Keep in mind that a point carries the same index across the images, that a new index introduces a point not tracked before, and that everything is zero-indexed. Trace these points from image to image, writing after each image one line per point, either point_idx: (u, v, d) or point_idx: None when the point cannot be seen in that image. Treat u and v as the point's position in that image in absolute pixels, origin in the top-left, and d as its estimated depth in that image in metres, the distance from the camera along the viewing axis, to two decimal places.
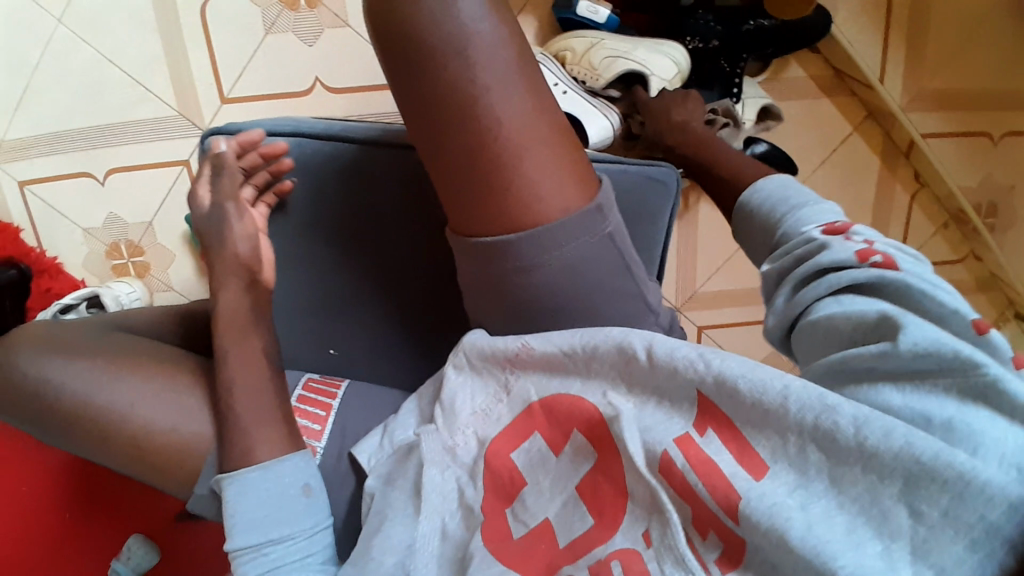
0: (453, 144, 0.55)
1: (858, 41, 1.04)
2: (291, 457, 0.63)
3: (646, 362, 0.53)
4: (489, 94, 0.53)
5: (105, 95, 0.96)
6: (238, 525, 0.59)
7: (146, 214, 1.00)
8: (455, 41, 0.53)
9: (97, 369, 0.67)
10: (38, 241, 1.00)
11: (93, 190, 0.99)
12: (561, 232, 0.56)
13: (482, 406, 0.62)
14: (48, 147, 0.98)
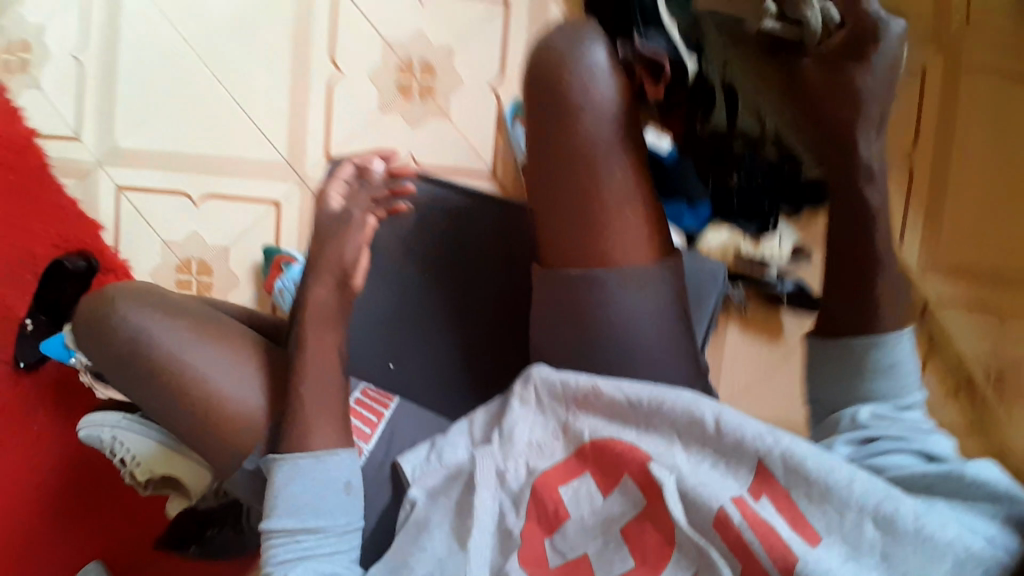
0: (563, 194, 0.62)
1: (884, 203, 1.08)
2: (341, 453, 0.65)
3: (713, 429, 0.57)
4: (606, 156, 0.61)
5: (223, 130, 1.07)
6: (280, 508, 0.62)
7: (225, 241, 1.06)
8: (592, 112, 0.60)
9: (188, 336, 0.69)
10: (115, 241, 1.05)
11: (183, 208, 1.06)
12: (641, 284, 0.64)
13: (538, 438, 0.64)
14: (155, 162, 1.06)
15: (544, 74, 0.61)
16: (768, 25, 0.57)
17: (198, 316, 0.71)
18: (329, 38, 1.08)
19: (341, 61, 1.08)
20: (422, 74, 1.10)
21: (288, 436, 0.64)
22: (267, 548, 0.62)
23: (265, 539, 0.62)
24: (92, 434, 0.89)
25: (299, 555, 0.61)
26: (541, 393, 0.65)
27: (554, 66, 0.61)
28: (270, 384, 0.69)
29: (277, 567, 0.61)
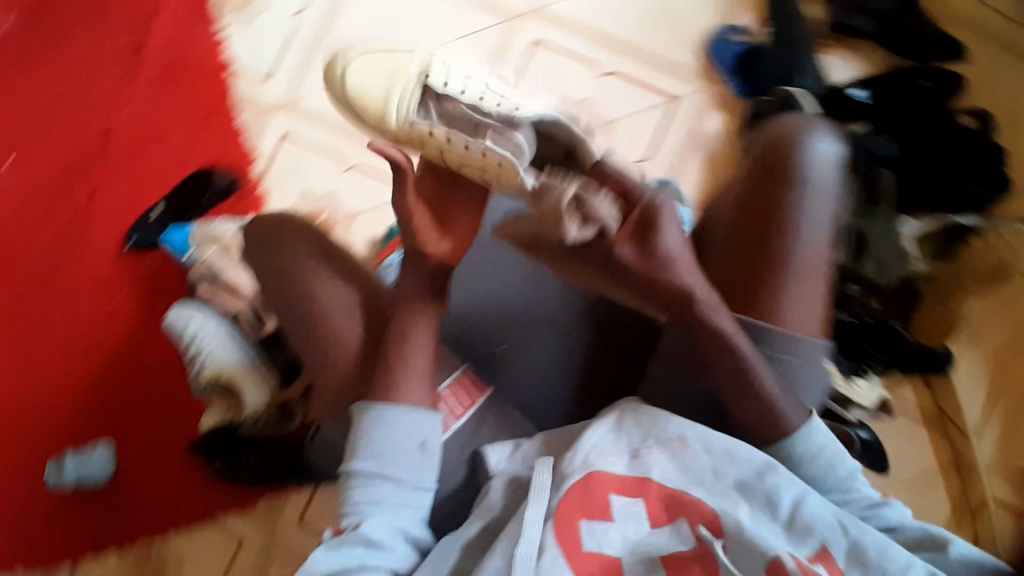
0: (750, 244, 0.65)
1: (968, 390, 0.94)
2: (418, 413, 0.68)
3: (788, 512, 0.58)
4: (805, 231, 0.64)
5: None
6: (363, 450, 0.67)
7: (356, 207, 1.13)
8: (813, 189, 0.64)
9: (326, 276, 0.77)
10: (263, 171, 1.13)
11: (332, 167, 1.14)
12: (785, 347, 0.64)
13: (607, 452, 0.62)
14: (324, 121, 1.15)
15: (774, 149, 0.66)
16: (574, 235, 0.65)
17: (337, 265, 0.78)
18: (512, 71, 1.09)
19: None
20: (582, 126, 1.08)
21: (377, 381, 0.70)
22: (348, 485, 0.68)
23: (347, 480, 0.68)
24: (178, 318, 1.01)
25: (374, 502, 0.66)
26: (626, 416, 0.64)
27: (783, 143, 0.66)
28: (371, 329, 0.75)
29: (353, 509, 0.66)
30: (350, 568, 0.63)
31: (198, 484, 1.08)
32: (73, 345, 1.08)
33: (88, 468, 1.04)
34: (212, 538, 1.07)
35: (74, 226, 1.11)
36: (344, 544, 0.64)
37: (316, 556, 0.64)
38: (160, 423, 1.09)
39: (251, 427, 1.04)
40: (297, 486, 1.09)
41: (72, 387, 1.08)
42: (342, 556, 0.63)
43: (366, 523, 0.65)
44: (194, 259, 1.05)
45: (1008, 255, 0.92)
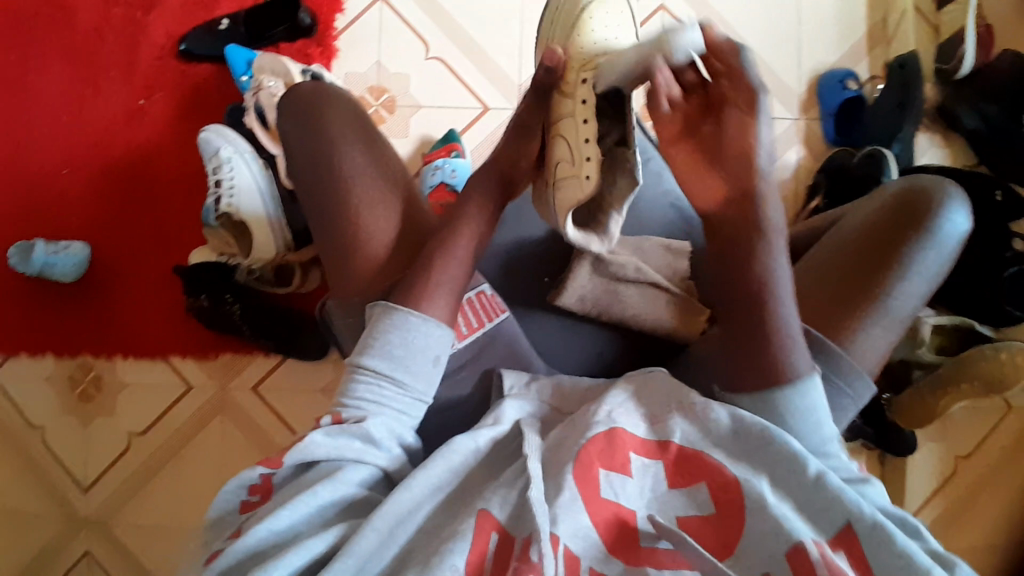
0: (859, 270, 0.68)
1: (915, 476, 1.02)
2: (437, 327, 0.62)
3: (811, 481, 0.55)
4: (910, 278, 0.68)
5: (491, 22, 1.08)
6: (375, 348, 0.61)
7: (423, 99, 1.07)
8: (935, 246, 0.68)
9: (370, 163, 0.68)
10: (345, 29, 1.07)
11: (415, 50, 1.07)
12: (849, 377, 0.67)
13: (632, 414, 0.61)
14: (421, 1, 1.08)
15: (915, 197, 0.69)
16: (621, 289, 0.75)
17: (376, 154, 0.69)
18: None
19: None
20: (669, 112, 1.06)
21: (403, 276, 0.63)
22: (349, 381, 0.61)
23: (353, 372, 0.62)
24: (209, 142, 0.95)
25: (379, 402, 0.60)
26: (652, 388, 0.64)
27: (928, 198, 0.69)
28: (407, 227, 0.68)
29: (356, 402, 0.60)
30: (345, 459, 0.57)
31: (162, 313, 1.03)
32: (93, 130, 1.05)
33: (56, 264, 0.98)
34: (161, 373, 1.04)
35: (134, 12, 1.06)
36: (343, 434, 0.58)
37: (312, 439, 0.57)
38: (143, 241, 1.04)
39: (245, 276, 0.99)
40: (263, 352, 1.04)
41: (75, 169, 1.04)
42: (340, 445, 0.57)
43: (368, 420, 0.59)
44: (250, 86, 0.98)
45: (1010, 371, 0.88)
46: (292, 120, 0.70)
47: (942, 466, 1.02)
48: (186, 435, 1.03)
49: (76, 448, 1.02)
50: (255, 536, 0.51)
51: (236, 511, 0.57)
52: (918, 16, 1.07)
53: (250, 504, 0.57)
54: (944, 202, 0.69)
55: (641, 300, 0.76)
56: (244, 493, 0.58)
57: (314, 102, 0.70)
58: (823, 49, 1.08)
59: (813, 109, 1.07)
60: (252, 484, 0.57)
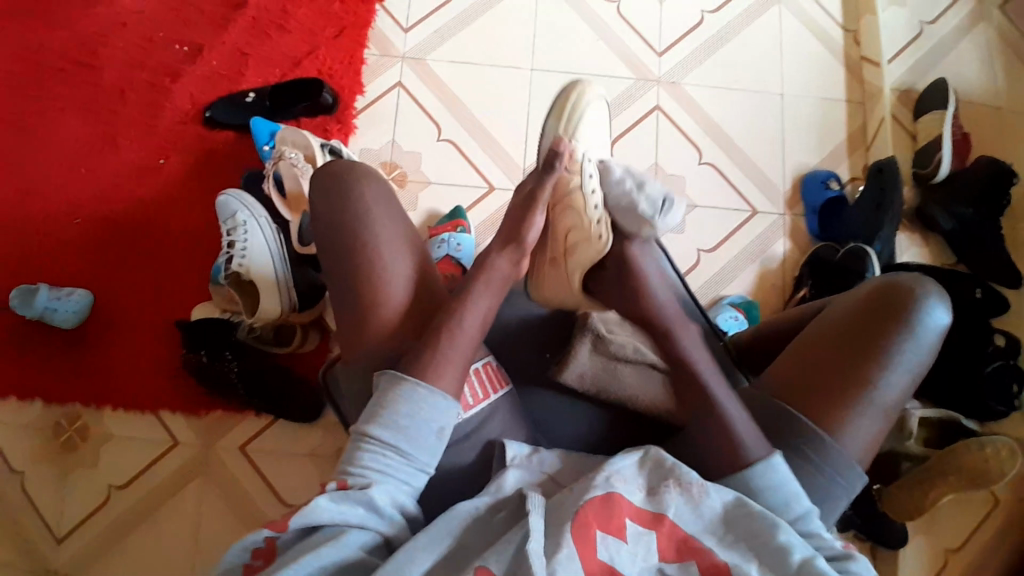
0: (843, 359, 0.71)
1: (906, 571, 1.00)
2: (444, 400, 0.64)
3: (797, 566, 0.57)
4: (893, 370, 0.70)
5: (500, 110, 1.16)
6: (382, 419, 0.63)
7: (432, 175, 1.13)
8: (916, 339, 0.70)
9: (396, 241, 0.71)
10: (365, 109, 1.15)
11: (428, 131, 1.15)
12: (838, 466, 0.69)
13: (630, 482, 0.62)
14: (437, 88, 1.16)
15: (896, 291, 0.72)
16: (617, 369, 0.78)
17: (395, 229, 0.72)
18: (620, 128, 1.15)
19: (616, 147, 1.14)
20: None
21: None
22: (356, 449, 0.62)
23: (357, 441, 0.63)
24: (227, 206, 0.98)
25: (381, 470, 0.61)
26: (648, 461, 0.64)
27: (908, 293, 0.71)
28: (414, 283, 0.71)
29: (361, 470, 0.61)
30: (349, 524, 0.57)
31: (156, 365, 1.04)
32: (113, 186, 1.09)
33: (58, 309, 1.00)
34: (148, 426, 1.03)
35: (166, 81, 1.14)
36: (348, 499, 0.58)
37: (318, 503, 0.57)
38: (147, 293, 1.06)
39: (245, 334, 1.01)
40: (254, 412, 1.04)
41: (90, 221, 1.08)
42: (344, 511, 0.57)
43: (373, 486, 0.59)
44: (271, 156, 1.04)
45: (993, 466, 0.90)
46: (321, 193, 0.72)
47: (933, 560, 1.00)
48: (167, 491, 1.00)
49: (50, 498, 0.99)
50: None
51: (236, 572, 0.57)
52: (897, 124, 1.16)
53: (252, 569, 0.57)
54: (923, 296, 0.71)
55: (637, 377, 0.78)
56: (246, 558, 0.57)
57: (339, 173, 0.73)
58: (806, 151, 1.16)
59: (798, 205, 1.14)
60: (254, 547, 0.56)
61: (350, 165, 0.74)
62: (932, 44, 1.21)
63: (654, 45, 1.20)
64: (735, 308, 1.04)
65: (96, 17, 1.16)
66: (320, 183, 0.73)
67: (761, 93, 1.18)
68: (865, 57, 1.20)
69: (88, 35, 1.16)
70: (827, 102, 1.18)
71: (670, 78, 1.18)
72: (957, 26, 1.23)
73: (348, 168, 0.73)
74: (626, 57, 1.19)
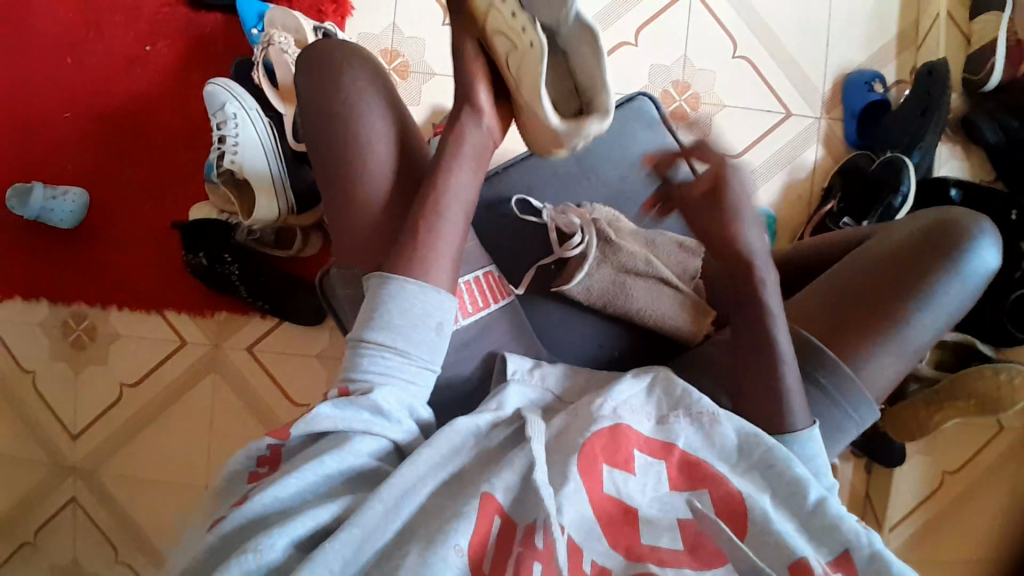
0: (877, 294, 0.67)
1: (902, 487, 1.02)
2: (440, 294, 0.60)
3: (811, 507, 0.57)
4: (928, 309, 0.66)
5: None
6: (380, 319, 0.58)
7: (437, 66, 1.04)
8: (957, 281, 0.66)
9: (385, 133, 0.66)
10: None
11: (433, 16, 1.04)
12: (853, 400, 0.66)
13: (636, 410, 0.63)
14: None
15: (945, 229, 0.67)
16: (625, 295, 0.75)
17: (383, 120, 0.66)
18: (647, 16, 1.04)
19: (641, 37, 1.03)
20: (689, 100, 1.03)
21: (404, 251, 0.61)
22: (356, 354, 0.58)
23: (355, 347, 0.59)
24: (215, 96, 0.93)
25: (383, 373, 0.57)
26: (658, 385, 0.65)
27: (957, 232, 0.67)
28: (404, 180, 0.67)
29: (362, 375, 0.57)
30: (352, 431, 0.55)
31: (157, 266, 1.02)
32: (94, 72, 1.01)
33: (53, 211, 0.96)
34: (154, 327, 1.03)
35: None
36: (350, 405, 0.56)
37: (320, 410, 0.55)
38: (141, 192, 1.01)
39: (244, 236, 0.99)
40: (258, 313, 1.03)
41: (75, 112, 1.01)
42: (347, 416, 0.55)
43: (375, 390, 0.56)
44: (259, 40, 0.96)
45: (1005, 394, 0.88)
46: (309, 84, 0.67)
47: (930, 476, 1.02)
48: (178, 390, 1.02)
49: (66, 395, 1.02)
50: (258, 504, 0.50)
51: (240, 479, 0.55)
52: (951, 23, 1.03)
53: (259, 476, 0.55)
54: (974, 236, 0.67)
55: (646, 304, 0.75)
56: (252, 464, 0.55)
57: (326, 63, 0.67)
58: (853, 47, 1.05)
59: (837, 109, 1.04)
60: (260, 454, 0.56)
61: (345, 70, 0.66)
62: None
63: None
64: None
65: None
66: (312, 84, 0.67)
67: None
68: None
69: None
70: None
71: None
72: None
73: (342, 76, 0.67)
74: None
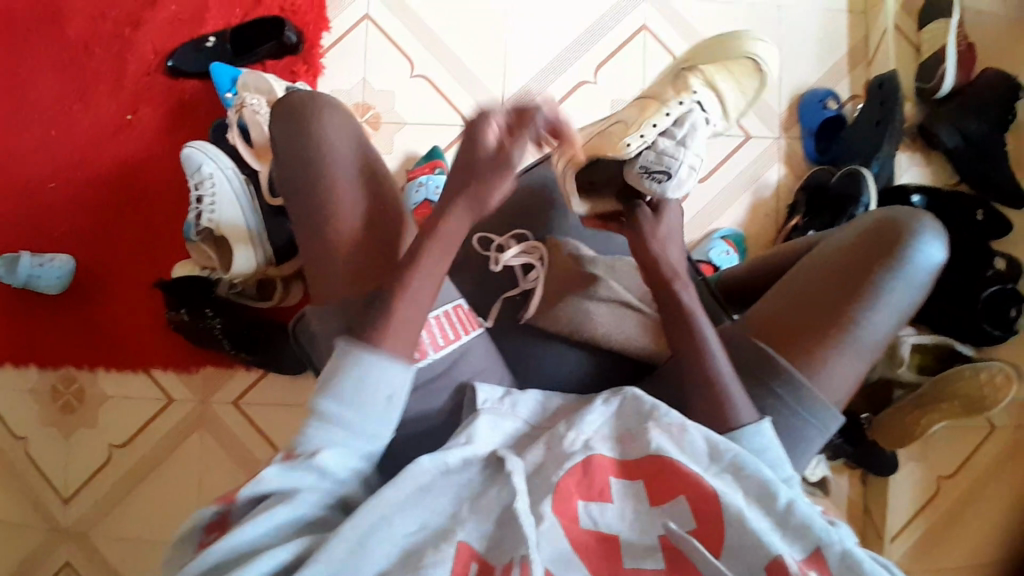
0: (828, 297, 0.68)
1: (899, 497, 1.00)
2: (394, 368, 0.57)
3: (782, 508, 0.55)
4: (878, 309, 0.67)
5: (475, 41, 1.09)
6: (331, 390, 0.56)
7: (407, 116, 1.08)
8: (903, 279, 0.68)
9: (362, 183, 0.67)
10: (331, 46, 1.08)
11: (401, 68, 1.08)
12: (815, 406, 0.67)
13: (606, 435, 0.61)
14: (408, 20, 1.09)
15: (884, 228, 0.69)
16: (585, 321, 0.77)
17: (361, 172, 0.67)
18: (604, 55, 1.09)
19: (600, 74, 1.08)
20: None
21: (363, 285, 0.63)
22: (306, 422, 0.56)
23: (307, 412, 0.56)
24: (191, 158, 0.96)
25: (329, 440, 0.55)
26: (625, 406, 0.63)
27: (898, 231, 0.69)
28: (382, 228, 0.67)
29: (308, 441, 0.55)
30: (300, 489, 0.53)
31: (144, 326, 1.04)
32: (80, 144, 1.06)
33: (41, 276, 0.99)
34: (142, 385, 1.04)
35: (123, 28, 1.08)
36: (295, 469, 0.53)
37: (267, 471, 0.53)
38: (125, 254, 1.05)
39: (225, 289, 1.01)
40: (243, 366, 1.05)
41: (62, 183, 1.05)
42: (292, 478, 0.53)
43: (320, 453, 0.54)
44: (234, 103, 1.00)
45: (989, 391, 0.89)
46: (282, 133, 0.68)
47: (925, 484, 1.01)
48: (166, 447, 1.03)
49: (57, 458, 1.03)
50: (210, 554, 0.48)
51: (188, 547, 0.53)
52: (900, 35, 1.07)
53: (207, 544, 0.52)
54: (918, 233, 0.69)
55: (606, 325, 0.77)
56: (200, 533, 0.53)
57: (300, 114, 0.68)
58: (806, 68, 1.08)
59: (795, 127, 1.07)
60: (206, 523, 0.53)
61: (312, 118, 0.68)
62: None
63: None
64: (726, 241, 1.03)
65: None
66: (286, 132, 0.68)
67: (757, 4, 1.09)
68: None
69: None
70: (828, 11, 1.10)
71: None
72: None
73: (309, 120, 0.68)
74: None
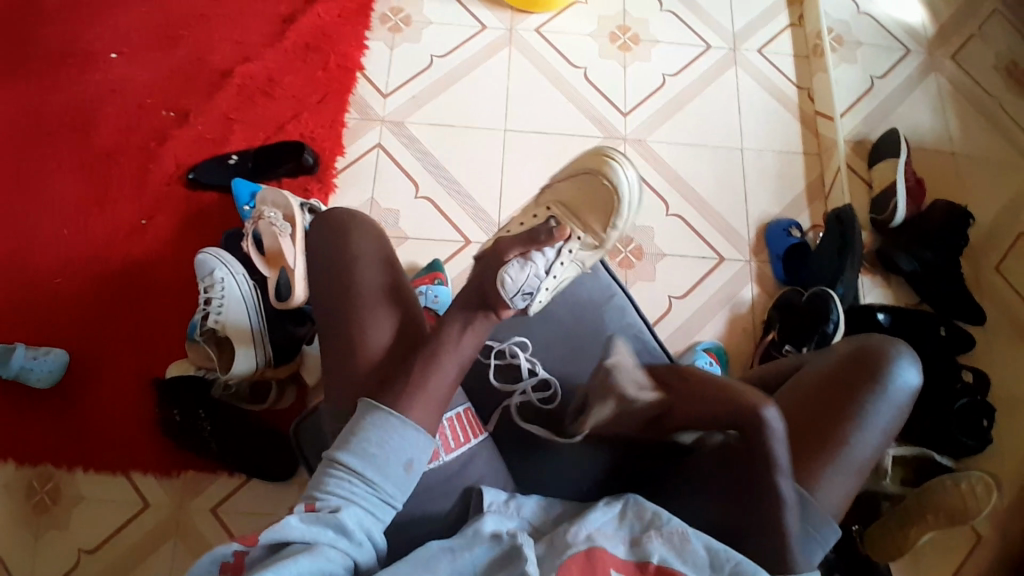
0: (813, 411, 0.68)
1: None
2: (416, 436, 0.60)
3: None
4: (866, 427, 0.67)
5: (476, 169, 1.21)
6: (354, 446, 0.58)
7: (411, 232, 1.16)
8: (886, 402, 0.68)
9: (387, 295, 0.68)
10: (346, 169, 1.19)
11: (407, 190, 1.19)
12: (812, 519, 0.64)
13: (603, 533, 0.57)
14: (416, 149, 1.21)
15: (867, 351, 0.70)
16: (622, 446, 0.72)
17: (385, 285, 0.69)
18: None
19: None
20: (634, 251, 1.16)
21: (373, 362, 0.65)
22: (323, 476, 0.57)
23: (326, 467, 0.58)
24: (205, 263, 1.00)
25: (349, 496, 0.56)
26: (628, 512, 0.60)
27: (880, 352, 0.70)
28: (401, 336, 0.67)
29: (326, 495, 0.56)
30: (320, 543, 0.52)
31: (130, 424, 1.03)
32: (94, 246, 1.12)
33: (34, 368, 1.01)
34: (120, 485, 1.01)
35: (152, 144, 1.18)
36: (316, 521, 0.53)
37: (289, 520, 0.52)
38: (124, 351, 1.06)
39: (220, 392, 1.02)
40: (228, 471, 1.03)
41: (72, 282, 1.10)
42: (314, 530, 0.52)
43: (344, 508, 0.55)
44: (251, 216, 1.06)
45: (970, 502, 0.88)
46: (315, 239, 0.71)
47: None
48: (138, 554, 0.98)
49: (20, 563, 0.97)
50: None
51: None
52: (853, 173, 1.23)
53: None
54: (898, 355, 0.70)
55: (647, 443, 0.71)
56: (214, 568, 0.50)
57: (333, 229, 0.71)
58: (770, 203, 1.21)
59: (764, 253, 1.18)
60: (223, 561, 0.50)
61: (348, 229, 0.71)
62: (883, 98, 1.29)
63: (620, 107, 1.26)
64: (709, 354, 1.06)
65: (87, 86, 1.22)
66: (321, 241, 0.71)
67: (722, 147, 1.25)
68: (819, 112, 1.28)
69: (75, 100, 1.21)
70: (786, 155, 1.25)
71: (637, 136, 1.24)
72: (905, 81, 1.31)
73: (344, 235, 0.70)
74: (594, 119, 1.25)
